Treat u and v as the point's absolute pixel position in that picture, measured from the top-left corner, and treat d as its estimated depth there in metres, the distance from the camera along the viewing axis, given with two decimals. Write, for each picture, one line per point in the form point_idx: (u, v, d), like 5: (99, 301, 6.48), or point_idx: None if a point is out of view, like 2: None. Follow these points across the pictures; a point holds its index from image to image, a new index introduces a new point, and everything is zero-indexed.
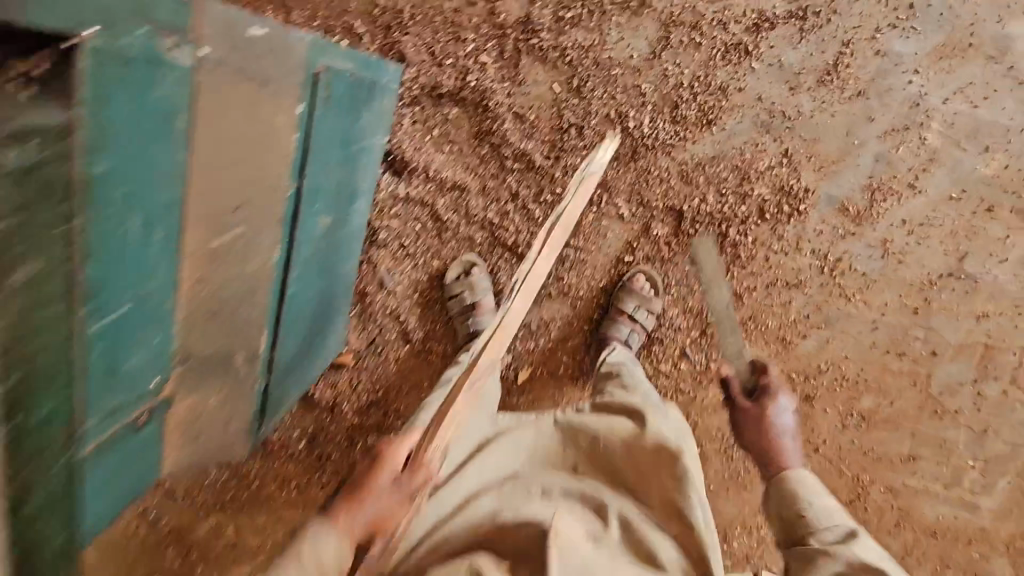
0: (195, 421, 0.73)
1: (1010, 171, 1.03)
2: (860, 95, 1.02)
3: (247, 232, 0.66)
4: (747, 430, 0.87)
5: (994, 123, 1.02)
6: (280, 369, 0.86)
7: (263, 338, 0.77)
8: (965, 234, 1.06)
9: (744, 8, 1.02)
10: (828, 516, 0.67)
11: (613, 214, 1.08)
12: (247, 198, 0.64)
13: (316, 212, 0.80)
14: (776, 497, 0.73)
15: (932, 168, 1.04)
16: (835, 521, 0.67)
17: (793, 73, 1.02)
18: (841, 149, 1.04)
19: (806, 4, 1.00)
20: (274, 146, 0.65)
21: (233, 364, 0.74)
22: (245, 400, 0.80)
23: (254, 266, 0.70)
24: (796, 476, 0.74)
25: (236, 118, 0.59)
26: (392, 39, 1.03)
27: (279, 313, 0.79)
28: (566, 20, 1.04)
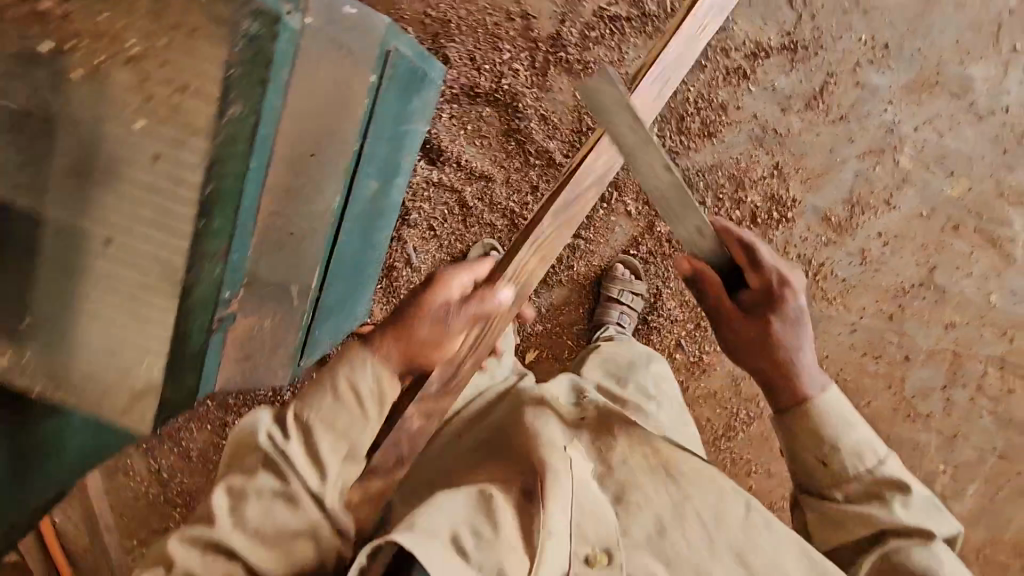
0: (254, 344, 0.82)
1: (972, 194, 1.17)
2: (842, 119, 1.15)
3: (317, 177, 0.79)
4: (758, 355, 0.70)
5: (958, 151, 1.15)
6: (322, 313, 0.97)
7: (315, 277, 0.89)
8: (934, 248, 1.19)
9: (744, 37, 1.13)
10: (857, 450, 0.67)
11: (622, 211, 1.21)
12: (321, 146, 0.77)
13: (369, 174, 0.92)
14: (801, 436, 0.69)
15: (905, 188, 1.17)
16: (864, 452, 0.67)
17: (785, 96, 1.15)
18: (826, 164, 1.17)
19: (798, 38, 1.12)
20: (348, 107, 0.78)
21: (289, 294, 0.85)
22: (291, 332, 0.89)
23: (317, 207, 0.82)
24: (824, 411, 0.68)
25: (324, 77, 0.71)
26: (438, 45, 1.17)
27: (330, 257, 0.90)
28: (590, 38, 1.17)
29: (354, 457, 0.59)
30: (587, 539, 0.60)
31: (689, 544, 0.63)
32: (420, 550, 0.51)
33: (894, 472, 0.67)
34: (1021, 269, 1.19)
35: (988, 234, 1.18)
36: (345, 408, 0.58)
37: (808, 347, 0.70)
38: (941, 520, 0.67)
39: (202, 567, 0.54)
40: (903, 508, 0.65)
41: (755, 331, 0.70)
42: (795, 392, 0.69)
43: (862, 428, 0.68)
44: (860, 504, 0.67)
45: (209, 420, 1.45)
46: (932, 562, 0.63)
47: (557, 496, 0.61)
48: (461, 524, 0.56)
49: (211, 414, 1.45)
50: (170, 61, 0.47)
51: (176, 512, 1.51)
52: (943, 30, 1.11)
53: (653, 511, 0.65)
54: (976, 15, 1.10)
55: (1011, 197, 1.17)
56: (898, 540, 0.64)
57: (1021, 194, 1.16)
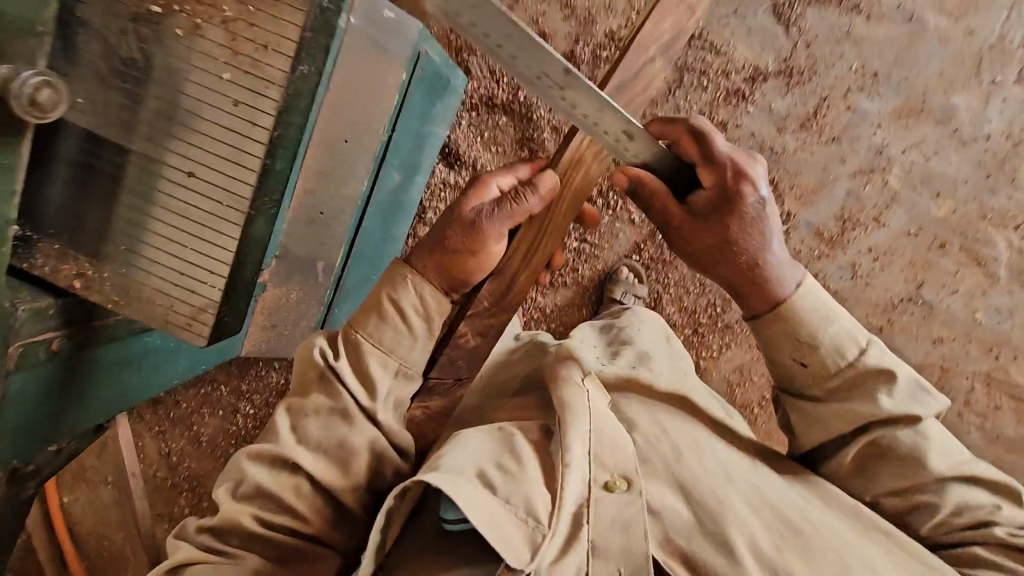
0: (280, 313, 0.95)
1: (956, 215, 1.24)
2: (834, 140, 1.23)
3: (347, 162, 0.88)
4: (719, 261, 0.70)
5: (943, 174, 1.23)
6: (342, 293, 1.04)
7: (340, 256, 0.95)
8: (921, 265, 1.25)
9: (744, 62, 1.21)
10: (835, 344, 0.69)
11: (626, 217, 1.27)
12: (354, 133, 0.87)
13: (393, 165, 0.99)
14: (777, 342, 0.71)
15: (893, 207, 1.24)
16: (845, 344, 0.69)
17: (780, 117, 1.22)
18: (819, 181, 1.25)
19: (794, 64, 1.20)
20: (379, 101, 0.86)
21: (314, 270, 0.94)
22: (313, 306, 0.98)
23: (345, 190, 0.90)
24: (796, 309, 0.69)
25: (358, 71, 0.83)
26: (461, 58, 1.24)
27: (353, 241, 0.97)
28: (601, 58, 1.23)
29: (407, 367, 0.71)
30: (607, 467, 0.64)
31: (706, 468, 0.68)
32: (448, 490, 0.56)
33: (877, 363, 0.69)
34: (1004, 288, 1.25)
35: (973, 253, 1.24)
36: (388, 327, 0.70)
37: (774, 242, 0.69)
38: (931, 402, 0.69)
39: (271, 479, 0.64)
40: (888, 399, 0.68)
41: (709, 236, 0.70)
42: (767, 296, 0.70)
43: (839, 318, 0.70)
44: (844, 404, 0.69)
45: (222, 406, 1.47)
46: (925, 443, 0.67)
47: (575, 433, 0.64)
48: (485, 464, 0.61)
49: (224, 400, 1.47)
50: (255, 26, 0.54)
51: (181, 496, 1.51)
52: (927, 61, 1.20)
53: (667, 440, 0.71)
54: (959, 48, 1.19)
55: (995, 220, 1.23)
56: (884, 429, 0.68)
57: (1004, 217, 1.23)
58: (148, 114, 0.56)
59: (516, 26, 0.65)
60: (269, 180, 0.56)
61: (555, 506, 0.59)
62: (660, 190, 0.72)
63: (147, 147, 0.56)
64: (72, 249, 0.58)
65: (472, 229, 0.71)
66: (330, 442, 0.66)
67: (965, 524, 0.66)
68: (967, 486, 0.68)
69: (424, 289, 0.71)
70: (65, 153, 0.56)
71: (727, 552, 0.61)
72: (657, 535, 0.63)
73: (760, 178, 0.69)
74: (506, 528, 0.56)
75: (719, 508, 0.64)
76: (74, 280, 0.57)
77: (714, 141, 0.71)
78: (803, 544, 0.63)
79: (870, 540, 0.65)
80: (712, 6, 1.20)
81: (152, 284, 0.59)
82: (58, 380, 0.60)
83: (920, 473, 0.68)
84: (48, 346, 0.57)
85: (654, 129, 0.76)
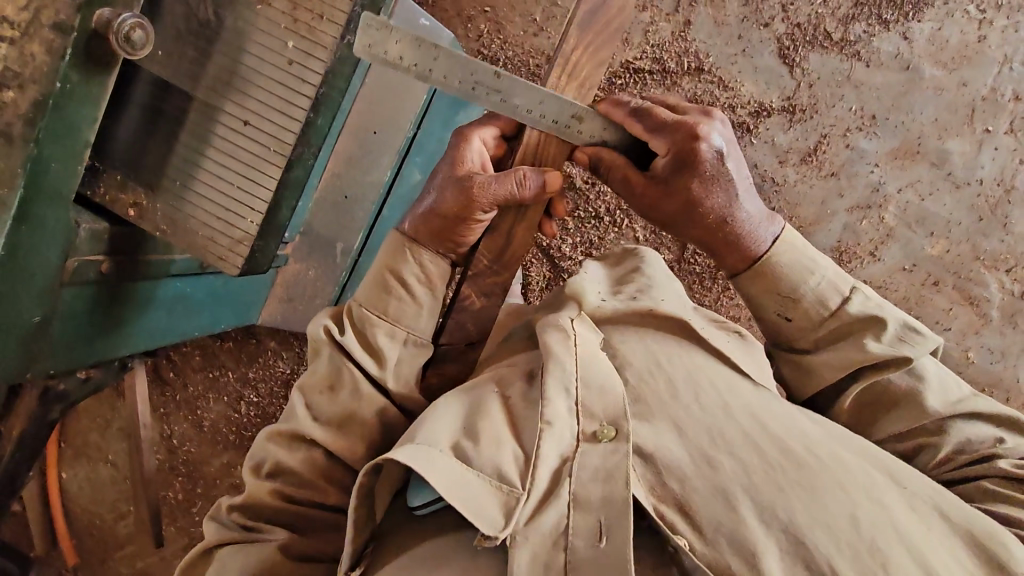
0: (297, 288, 1.08)
1: (950, 255, 1.28)
2: (833, 175, 1.29)
3: (374, 150, 0.98)
4: (691, 222, 0.76)
5: (936, 215, 1.28)
6: (356, 280, 1.10)
7: (358, 239, 1.04)
8: (914, 301, 1.28)
9: (749, 97, 1.29)
10: (818, 295, 0.77)
11: (631, 236, 1.31)
12: (383, 124, 0.97)
13: (414, 164, 1.04)
14: (764, 294, 0.79)
15: (889, 242, 1.29)
16: (827, 295, 0.77)
17: (782, 150, 1.29)
18: (817, 214, 1.30)
19: (796, 102, 1.29)
20: (408, 98, 0.96)
21: (333, 251, 1.04)
22: (328, 285, 1.07)
23: (370, 178, 1.00)
24: (774, 262, 0.78)
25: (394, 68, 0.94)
26: None
27: (371, 227, 1.05)
28: (616, 85, 1.30)
29: (416, 335, 0.77)
30: (596, 418, 0.67)
31: (702, 405, 0.70)
32: (419, 463, 0.60)
33: (859, 311, 0.76)
34: (996, 329, 1.27)
35: (966, 292, 1.28)
36: (393, 297, 0.76)
37: (736, 200, 0.75)
38: (924, 343, 0.75)
39: (288, 456, 0.71)
40: (876, 343, 0.74)
41: (676, 202, 0.74)
42: (745, 254, 0.78)
43: (819, 268, 0.78)
44: (832, 351, 0.77)
45: (227, 392, 1.41)
46: (921, 384, 0.74)
47: (551, 394, 0.67)
48: (459, 434, 0.65)
49: (229, 385, 1.41)
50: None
51: (176, 481, 1.44)
52: (922, 109, 1.27)
53: (661, 373, 0.73)
54: (953, 98, 1.27)
55: (987, 261, 1.27)
56: (877, 373, 0.74)
57: (997, 259, 1.27)
58: (211, 71, 0.69)
59: (437, 49, 0.68)
60: (311, 132, 0.70)
61: (528, 463, 0.63)
62: (622, 165, 0.73)
63: (207, 94, 0.70)
64: (132, 181, 0.73)
65: (460, 187, 0.74)
66: (335, 417, 0.73)
67: (966, 460, 0.71)
68: (967, 423, 0.73)
69: (422, 256, 0.76)
70: (136, 97, 0.70)
71: (721, 495, 0.62)
72: (648, 479, 0.65)
73: (715, 137, 0.72)
74: (479, 493, 0.61)
75: (711, 449, 0.66)
76: (130, 208, 0.73)
77: (658, 112, 0.73)
78: (805, 478, 0.63)
79: (876, 472, 0.65)
80: (722, 45, 1.29)
81: (197, 216, 0.73)
82: (103, 298, 0.75)
83: (917, 412, 0.74)
84: (98, 267, 0.71)
85: (602, 109, 0.75)
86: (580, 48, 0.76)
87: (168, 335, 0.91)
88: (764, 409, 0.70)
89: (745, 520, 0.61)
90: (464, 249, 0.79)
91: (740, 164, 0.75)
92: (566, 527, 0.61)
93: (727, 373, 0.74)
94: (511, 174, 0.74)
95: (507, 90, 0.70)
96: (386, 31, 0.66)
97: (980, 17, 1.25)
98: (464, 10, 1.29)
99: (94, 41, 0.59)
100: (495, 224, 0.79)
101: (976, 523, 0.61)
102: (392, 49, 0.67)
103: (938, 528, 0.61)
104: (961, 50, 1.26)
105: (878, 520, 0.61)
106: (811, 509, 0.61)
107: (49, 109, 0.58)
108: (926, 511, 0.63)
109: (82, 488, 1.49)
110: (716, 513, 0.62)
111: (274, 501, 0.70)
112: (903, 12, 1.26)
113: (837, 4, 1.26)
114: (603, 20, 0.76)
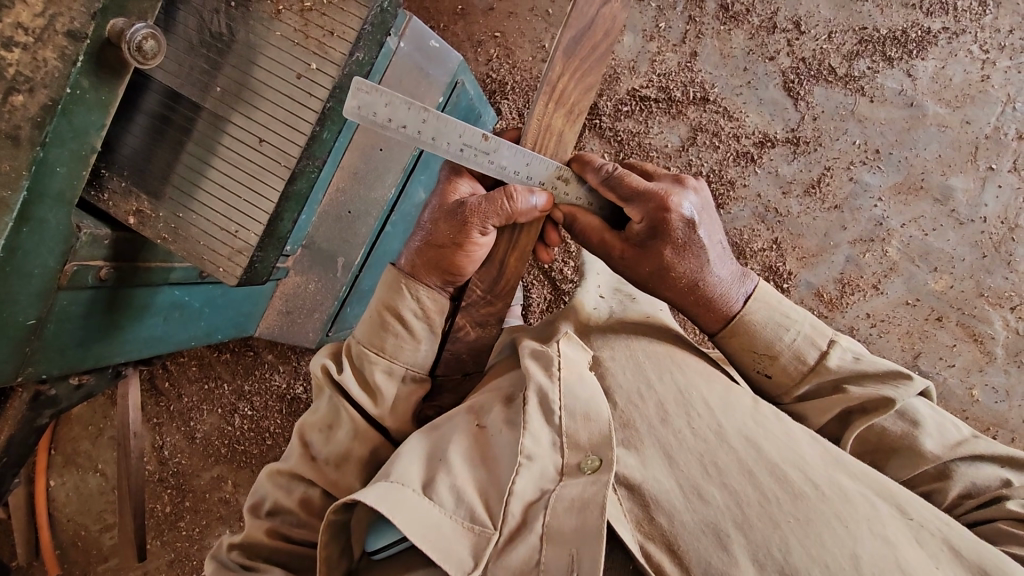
0: (296, 300, 1.07)
1: (954, 291, 1.27)
2: (837, 208, 1.29)
3: (378, 169, 0.97)
4: (662, 284, 0.77)
5: (940, 250, 1.27)
6: (356, 295, 1.12)
7: (359, 255, 1.04)
8: (918, 335, 1.26)
9: (754, 128, 1.30)
10: (796, 350, 0.77)
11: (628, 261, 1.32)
12: (387, 143, 0.96)
13: (419, 183, 1.08)
14: (741, 350, 0.80)
15: (892, 276, 1.28)
16: (805, 350, 0.77)
17: (786, 181, 1.30)
18: (819, 246, 1.29)
19: (800, 134, 1.30)
20: None
21: (334, 265, 1.04)
22: (327, 300, 1.07)
23: (374, 195, 0.99)
24: (748, 321, 0.78)
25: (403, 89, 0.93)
26: (494, 100, 1.30)
27: (372, 245, 1.06)
28: (622, 112, 1.31)
29: (414, 370, 0.77)
30: (581, 449, 0.66)
31: (695, 431, 0.69)
32: (386, 505, 0.60)
33: (838, 366, 0.76)
34: (1001, 367, 1.25)
35: (970, 329, 1.26)
36: (390, 334, 0.76)
37: (708, 264, 0.77)
38: (910, 386, 0.74)
39: (285, 497, 0.72)
40: (856, 385, 0.75)
41: (647, 266, 0.76)
42: (718, 314, 0.79)
43: (795, 323, 0.78)
44: (814, 399, 0.77)
45: (221, 403, 1.40)
46: (915, 428, 0.73)
47: (533, 425, 0.67)
48: (433, 470, 0.66)
49: (225, 397, 1.40)
50: (326, 16, 0.69)
51: (166, 494, 1.42)
52: (926, 145, 1.28)
53: (652, 397, 0.72)
54: (957, 135, 1.28)
55: (992, 298, 1.26)
56: (865, 418, 0.73)
57: (1001, 296, 1.26)
58: (221, 82, 0.70)
59: (427, 111, 0.72)
60: (316, 146, 0.71)
61: (502, 497, 0.63)
62: (598, 228, 0.77)
63: (215, 105, 0.71)
64: (138, 188, 0.74)
65: (454, 219, 0.74)
66: (332, 457, 0.73)
67: (976, 503, 0.70)
68: (969, 465, 0.72)
69: (419, 291, 0.76)
70: (148, 107, 0.73)
71: (711, 531, 0.61)
72: (636, 514, 0.64)
73: (686, 206, 0.74)
74: (448, 531, 0.61)
75: (702, 480, 0.65)
76: (132, 216, 0.73)
77: (631, 181, 0.74)
78: (802, 511, 0.61)
79: (880, 502, 0.64)
80: (727, 77, 1.31)
81: (198, 225, 0.73)
82: (99, 305, 0.75)
83: (917, 459, 0.72)
84: (96, 272, 0.71)
85: (575, 172, 0.78)
86: (565, 78, 0.78)
87: (159, 346, 0.90)
88: (762, 433, 0.69)
89: (735, 559, 0.59)
90: (461, 282, 0.79)
91: (714, 230, 0.77)
92: (538, 561, 0.60)
93: (723, 390, 0.74)
94: (500, 195, 0.73)
95: (496, 152, 0.75)
96: (377, 94, 0.69)
97: (984, 56, 1.27)
98: (475, 34, 1.32)
99: (108, 48, 0.60)
100: (489, 254, 0.80)
101: (987, 558, 0.59)
102: (382, 111, 0.71)
103: (945, 562, 0.59)
104: (964, 88, 1.27)
105: (880, 557, 0.59)
106: (807, 545, 0.59)
107: (57, 114, 0.59)
108: (934, 545, 0.61)
109: (69, 496, 1.46)
110: (704, 551, 0.60)
111: (271, 541, 0.70)
112: (907, 50, 1.28)
113: (841, 40, 1.28)
114: (589, 46, 0.77)
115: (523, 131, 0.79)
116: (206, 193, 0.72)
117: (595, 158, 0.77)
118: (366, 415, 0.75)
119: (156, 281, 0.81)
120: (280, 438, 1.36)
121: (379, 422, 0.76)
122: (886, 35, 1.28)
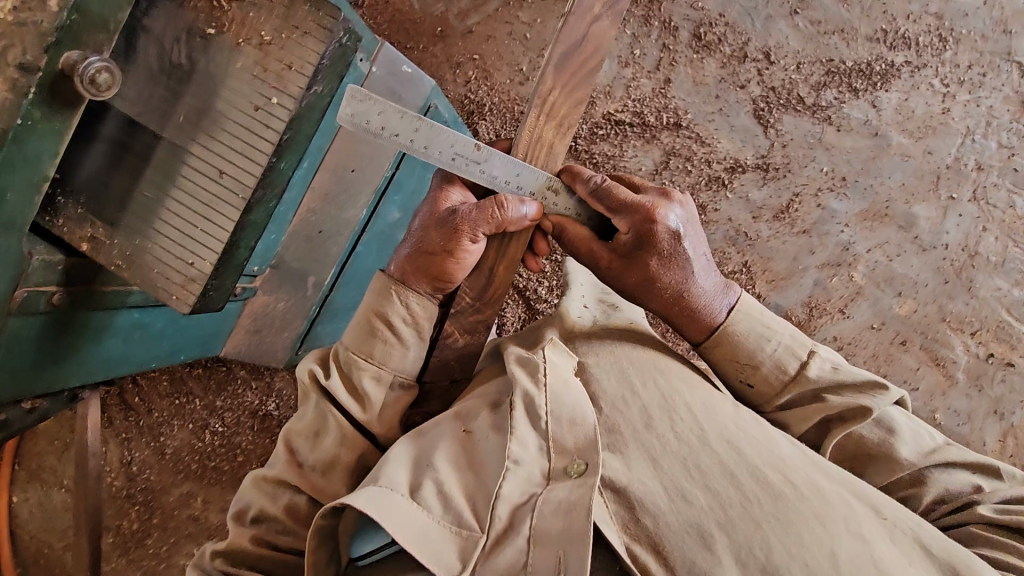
0: (265, 319, 1.05)
1: (917, 315, 1.30)
2: (805, 233, 1.32)
3: (353, 187, 0.98)
4: (648, 295, 0.79)
5: (905, 276, 1.31)
6: (329, 313, 1.14)
7: (330, 274, 1.06)
8: (883, 359, 1.29)
9: (726, 154, 1.33)
10: (776, 361, 0.78)
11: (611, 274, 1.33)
12: (361, 163, 0.97)
13: (392, 204, 1.10)
14: (723, 360, 0.81)
15: (858, 300, 1.30)
16: (786, 360, 0.78)
17: (756, 206, 1.32)
18: (788, 269, 1.32)
19: (770, 160, 1.33)
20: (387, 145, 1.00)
21: (305, 283, 1.04)
22: (298, 317, 1.09)
23: (346, 215, 1.01)
24: (730, 332, 0.80)
25: None
26: (472, 121, 1.32)
27: (344, 265, 1.08)
28: (598, 135, 1.34)
29: (402, 376, 0.77)
30: (568, 453, 0.66)
31: (679, 435, 0.70)
32: (374, 508, 0.60)
33: (818, 376, 0.77)
34: (963, 391, 1.28)
35: (933, 353, 1.29)
36: (379, 340, 0.76)
37: (692, 276, 0.78)
38: (886, 396, 0.76)
39: (269, 504, 0.71)
40: (835, 395, 0.76)
41: (633, 276, 0.77)
42: (702, 326, 0.80)
43: (776, 334, 0.79)
44: (795, 408, 0.78)
45: (192, 419, 1.38)
46: (891, 436, 0.75)
47: (520, 430, 0.67)
48: (419, 475, 0.66)
49: (195, 413, 1.38)
50: (284, 49, 0.70)
51: (133, 510, 1.39)
52: (891, 173, 1.32)
53: (636, 402, 0.73)
54: (919, 165, 1.32)
55: (954, 323, 1.29)
56: (844, 426, 0.75)
57: (962, 321, 1.29)
58: (184, 109, 0.71)
59: (420, 120, 0.73)
60: (273, 176, 0.72)
61: (489, 501, 0.64)
62: (585, 238, 0.78)
63: (174, 135, 0.71)
64: (94, 215, 0.73)
65: (444, 228, 0.75)
66: (319, 464, 0.73)
67: (950, 509, 0.71)
68: (943, 471, 0.73)
69: (408, 297, 0.76)
70: (106, 133, 0.72)
71: (695, 532, 0.62)
72: (621, 516, 0.64)
73: (671, 218, 0.76)
74: (436, 535, 0.61)
75: (685, 482, 0.65)
76: (85, 242, 0.72)
77: (618, 193, 0.76)
78: (781, 511, 0.63)
79: (856, 502, 0.65)
80: (700, 104, 1.34)
81: (153, 253, 0.72)
82: (52, 329, 0.75)
83: (893, 466, 0.74)
84: (49, 297, 0.72)
85: (564, 183, 0.80)
86: (556, 91, 0.80)
87: (120, 368, 0.90)
88: (743, 437, 0.70)
89: (718, 559, 0.60)
90: (450, 289, 0.79)
91: (698, 242, 0.79)
92: (525, 563, 0.60)
93: (707, 396, 0.75)
94: (490, 204, 0.75)
95: (486, 162, 0.76)
96: (370, 102, 0.71)
97: (944, 90, 1.31)
98: (453, 57, 1.33)
99: (60, 80, 0.61)
100: (477, 263, 0.80)
101: (958, 558, 0.60)
102: (375, 120, 0.72)
103: (916, 560, 0.61)
104: (926, 120, 1.32)
105: (857, 555, 0.60)
106: (787, 544, 0.60)
107: (8, 142, 0.59)
108: (906, 544, 0.62)
109: (32, 512, 1.43)
110: (689, 550, 0.61)
111: (256, 548, 0.69)
112: (872, 82, 1.32)
113: (809, 71, 1.32)
114: (579, 62, 0.79)
115: (514, 142, 0.80)
116: (162, 220, 0.72)
117: (584, 170, 0.79)
118: (353, 420, 0.75)
119: (114, 305, 0.81)
120: (251, 455, 1.36)
121: (366, 428, 0.76)
122: (852, 67, 1.32)
